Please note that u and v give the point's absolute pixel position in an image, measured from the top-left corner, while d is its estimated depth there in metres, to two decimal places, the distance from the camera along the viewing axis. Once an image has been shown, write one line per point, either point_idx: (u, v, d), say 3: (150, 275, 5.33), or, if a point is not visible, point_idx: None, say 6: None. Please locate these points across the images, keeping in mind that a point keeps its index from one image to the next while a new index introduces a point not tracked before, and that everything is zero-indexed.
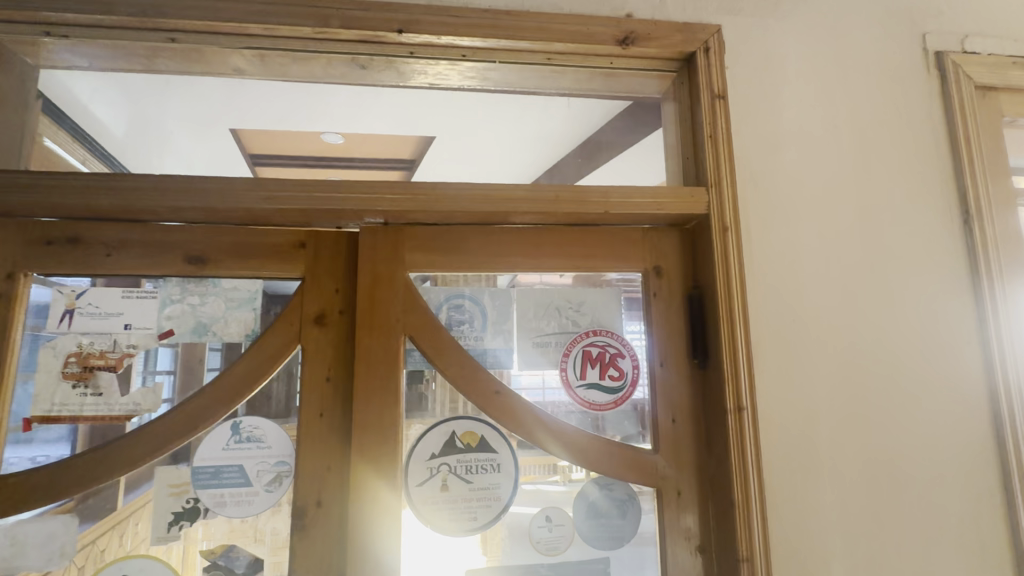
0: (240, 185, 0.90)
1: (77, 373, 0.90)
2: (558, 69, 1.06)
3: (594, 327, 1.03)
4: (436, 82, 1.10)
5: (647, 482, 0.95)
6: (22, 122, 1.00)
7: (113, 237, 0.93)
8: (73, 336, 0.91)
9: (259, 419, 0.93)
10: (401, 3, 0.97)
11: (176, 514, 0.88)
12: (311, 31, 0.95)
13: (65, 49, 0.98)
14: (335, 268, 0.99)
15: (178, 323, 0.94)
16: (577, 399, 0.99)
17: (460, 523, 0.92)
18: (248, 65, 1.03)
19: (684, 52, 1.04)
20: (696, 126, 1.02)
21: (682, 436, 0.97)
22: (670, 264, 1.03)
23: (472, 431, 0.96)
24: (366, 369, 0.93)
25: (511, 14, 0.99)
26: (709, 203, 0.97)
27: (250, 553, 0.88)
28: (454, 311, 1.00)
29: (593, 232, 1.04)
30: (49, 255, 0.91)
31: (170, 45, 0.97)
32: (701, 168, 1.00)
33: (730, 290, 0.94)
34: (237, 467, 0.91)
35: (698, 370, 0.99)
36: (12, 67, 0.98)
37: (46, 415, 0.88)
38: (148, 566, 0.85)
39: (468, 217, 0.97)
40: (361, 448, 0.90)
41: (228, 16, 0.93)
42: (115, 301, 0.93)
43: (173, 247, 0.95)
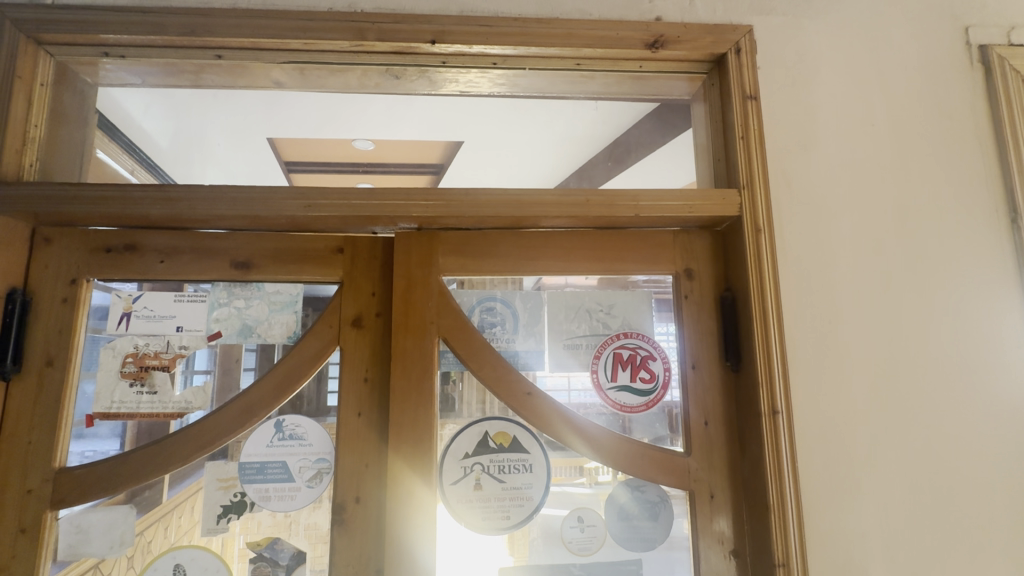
0: (283, 193, 0.94)
1: (134, 372, 0.96)
2: (587, 74, 1.08)
3: (625, 330, 1.03)
4: (467, 90, 1.13)
5: (679, 485, 0.95)
6: (82, 137, 1.07)
7: (165, 244, 0.99)
8: (131, 338, 0.97)
9: (300, 418, 0.97)
10: (433, 14, 1.00)
11: (224, 507, 0.92)
12: (348, 44, 0.99)
13: (121, 68, 1.04)
14: (372, 273, 1.03)
15: (225, 325, 0.99)
16: (608, 401, 1.00)
17: (493, 521, 0.94)
18: (288, 78, 1.08)
19: (714, 53, 1.03)
20: (727, 127, 1.02)
21: (715, 439, 0.97)
22: (701, 266, 1.03)
23: (504, 431, 0.98)
24: (402, 370, 0.96)
25: (541, 21, 1.00)
26: (742, 205, 0.96)
27: (293, 545, 0.92)
28: (486, 313, 1.02)
29: (623, 236, 1.05)
30: (108, 261, 0.97)
31: (216, 62, 1.02)
32: (733, 169, 0.99)
33: (763, 292, 0.93)
34: (280, 464, 0.95)
35: (730, 373, 0.99)
36: (74, 86, 1.05)
37: (106, 411, 0.94)
38: (200, 555, 0.90)
39: (498, 222, 0.99)
40: (397, 447, 0.93)
41: (270, 33, 0.97)
42: (167, 304, 0.99)
43: (220, 253, 1.00)
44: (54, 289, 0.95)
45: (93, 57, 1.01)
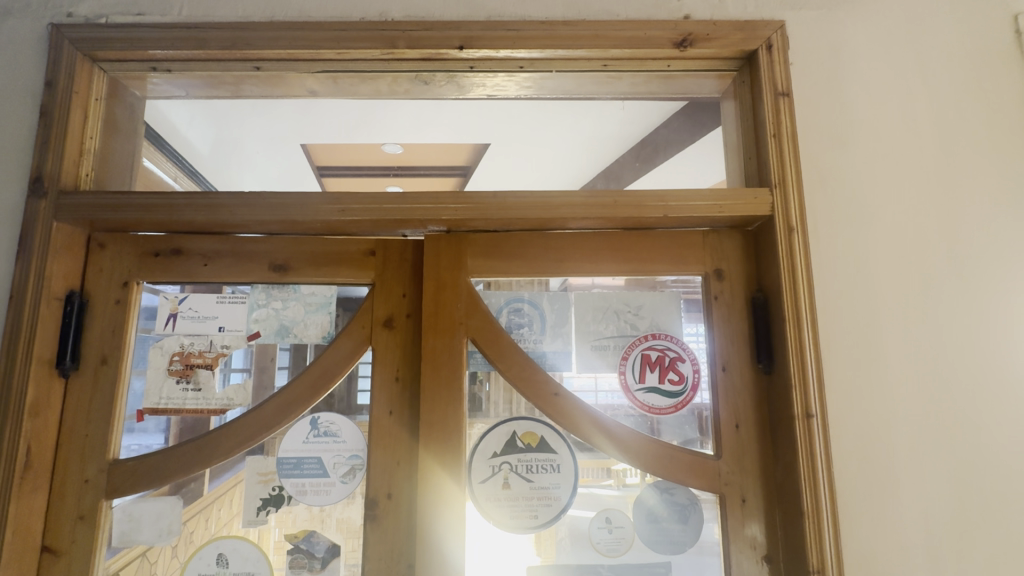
0: (317, 198, 0.97)
1: (180, 370, 1.01)
2: (614, 74, 1.07)
3: (653, 331, 1.03)
4: (494, 93, 1.14)
5: (709, 488, 0.94)
6: (132, 147, 1.14)
7: (208, 248, 1.04)
8: (177, 337, 1.02)
9: (335, 415, 1.00)
10: (461, 20, 1.01)
11: (263, 500, 0.96)
12: (379, 52, 1.02)
13: (167, 81, 1.10)
14: (402, 275, 1.05)
15: (264, 325, 1.03)
16: (636, 402, 0.99)
17: (521, 520, 0.95)
18: (322, 87, 1.11)
19: (745, 50, 1.01)
20: (758, 125, 1.00)
21: (746, 443, 0.95)
22: (732, 266, 1.02)
23: (532, 431, 0.99)
24: (432, 370, 0.98)
25: (567, 24, 1.01)
26: (774, 204, 0.95)
27: (328, 538, 0.95)
28: (513, 314, 1.04)
29: (650, 236, 1.04)
30: (156, 265, 1.03)
31: (255, 73, 1.07)
32: (765, 168, 0.97)
33: (797, 293, 0.91)
34: (316, 459, 0.98)
35: (762, 375, 0.97)
36: (125, 100, 1.11)
37: (155, 407, 0.99)
38: (241, 545, 0.94)
39: (526, 224, 1.00)
40: (427, 445, 0.95)
41: (305, 44, 1.01)
42: (210, 306, 1.03)
43: (259, 256, 1.04)
44: (107, 291, 1.01)
45: (141, 72, 1.07)
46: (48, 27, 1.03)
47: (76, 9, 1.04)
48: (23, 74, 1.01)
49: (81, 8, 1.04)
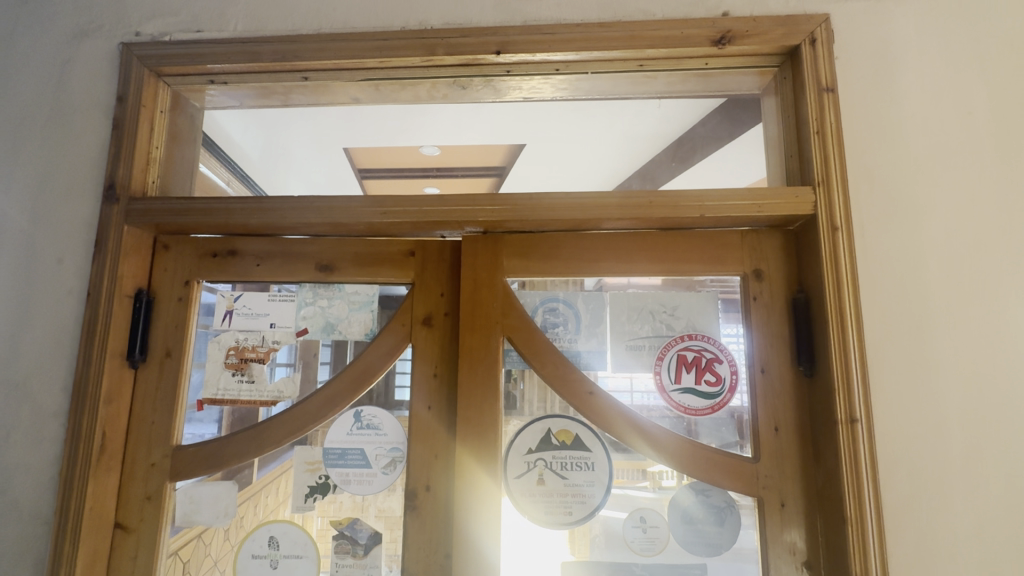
0: (360, 202, 1.01)
1: (236, 363, 1.08)
2: (650, 74, 1.07)
3: (689, 332, 1.02)
4: (530, 96, 1.16)
5: (747, 491, 0.93)
6: (192, 155, 1.22)
7: (261, 249, 1.10)
8: (232, 333, 1.09)
9: (377, 409, 1.05)
10: (498, 26, 1.04)
11: (311, 487, 1.01)
12: (419, 59, 1.05)
13: (223, 92, 1.18)
14: (440, 274, 1.08)
15: (311, 322, 1.09)
16: (672, 403, 0.99)
17: (555, 516, 0.97)
18: (364, 94, 1.16)
19: (787, 45, 0.99)
20: (800, 122, 0.98)
21: (786, 446, 0.93)
22: (772, 267, 1.00)
23: (566, 429, 1.00)
24: (469, 367, 1.01)
25: (603, 25, 1.01)
26: (816, 203, 0.92)
27: (371, 526, 1.00)
28: (549, 314, 1.05)
29: (686, 236, 1.04)
30: (214, 265, 1.10)
31: (303, 83, 1.13)
32: (807, 166, 0.95)
33: (841, 294, 0.88)
34: (359, 451, 1.03)
35: (804, 378, 0.95)
36: (185, 111, 1.20)
37: (213, 397, 1.07)
38: (290, 529, 1.00)
39: (562, 224, 1.02)
40: (464, 440, 0.98)
41: (350, 54, 1.05)
42: (263, 304, 1.10)
43: (306, 256, 1.10)
44: (171, 290, 1.09)
45: (201, 85, 1.15)
46: (119, 46, 1.12)
47: (144, 28, 1.12)
48: (98, 89, 1.10)
49: (147, 27, 1.12)
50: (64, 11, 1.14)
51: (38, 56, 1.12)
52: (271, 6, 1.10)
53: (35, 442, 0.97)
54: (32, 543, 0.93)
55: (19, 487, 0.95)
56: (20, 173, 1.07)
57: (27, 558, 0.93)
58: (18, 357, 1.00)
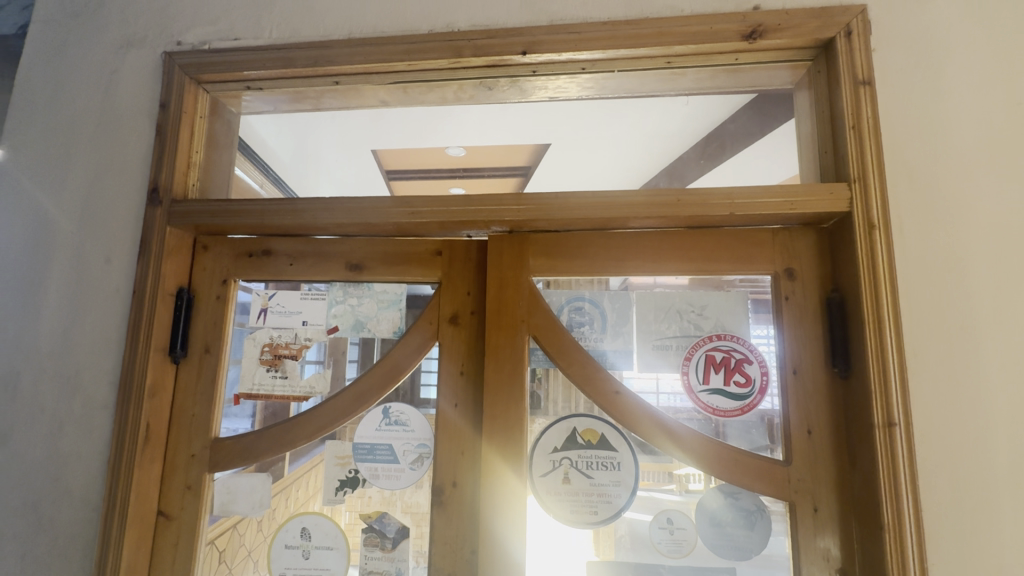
0: (389, 202, 1.04)
1: (270, 360, 1.11)
2: (678, 70, 1.06)
3: (718, 332, 1.01)
4: (556, 95, 1.16)
5: (778, 495, 0.91)
6: (229, 158, 1.27)
7: (294, 249, 1.14)
8: (267, 330, 1.13)
9: (404, 405, 1.07)
10: (524, 26, 1.04)
11: (341, 481, 1.04)
12: (446, 61, 1.07)
13: (258, 98, 1.22)
14: (466, 273, 1.10)
15: (342, 320, 1.12)
16: (700, 404, 0.98)
17: (581, 515, 0.97)
18: (393, 96, 1.19)
19: (821, 38, 0.96)
20: (835, 117, 0.95)
21: (820, 449, 0.91)
22: (804, 266, 0.97)
23: (592, 429, 1.00)
24: (495, 365, 1.02)
25: (630, 23, 1.01)
26: (852, 199, 0.90)
27: (398, 520, 1.02)
28: (575, 313, 1.05)
29: (714, 235, 1.02)
30: (250, 264, 1.14)
31: (334, 87, 1.16)
32: (842, 162, 0.92)
33: (879, 293, 0.86)
34: (387, 446, 1.05)
35: (838, 380, 0.92)
36: (223, 116, 1.24)
37: (249, 391, 1.11)
38: (321, 522, 1.03)
39: (588, 224, 1.01)
40: (490, 438, 0.99)
41: (379, 57, 1.08)
42: (295, 302, 1.13)
43: (337, 256, 1.13)
44: (210, 288, 1.13)
45: (237, 91, 1.19)
46: (162, 55, 1.17)
47: (185, 37, 1.17)
48: (143, 97, 1.15)
49: (189, 36, 1.17)
50: (113, 23, 1.21)
51: (88, 67, 1.19)
52: (305, 13, 1.14)
53: (85, 432, 1.02)
54: (83, 529, 0.98)
55: (71, 475, 1.01)
56: (72, 177, 1.13)
57: (78, 542, 0.98)
58: (70, 352, 1.05)
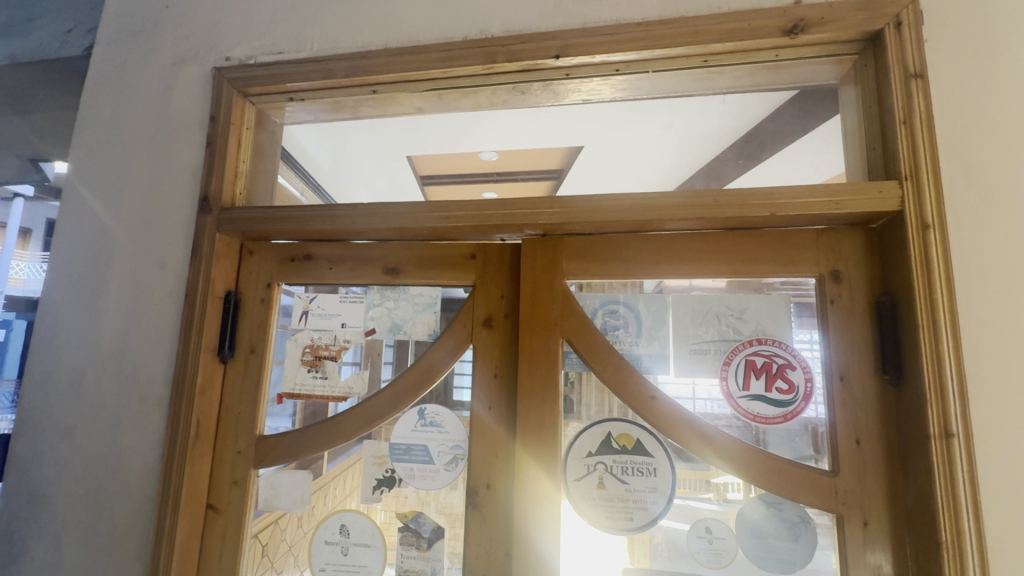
0: (425, 207, 1.05)
1: (311, 361, 1.15)
2: (714, 69, 1.04)
3: (758, 336, 0.98)
4: (589, 97, 1.16)
5: (824, 507, 0.87)
6: (273, 166, 1.32)
7: (333, 254, 1.18)
8: (308, 332, 1.17)
9: (439, 407, 1.08)
10: (558, 30, 1.04)
11: (378, 480, 1.06)
12: (480, 67, 1.08)
13: (300, 108, 1.27)
14: (500, 277, 1.11)
15: (378, 323, 1.15)
16: (739, 410, 0.95)
17: (616, 521, 0.95)
18: (428, 103, 1.21)
19: (868, 31, 0.92)
20: (884, 113, 0.91)
21: (869, 460, 0.87)
22: (851, 268, 0.94)
23: (627, 434, 0.99)
24: (529, 368, 1.02)
25: (665, 23, 0.99)
26: (903, 198, 0.85)
27: (434, 521, 1.03)
28: (609, 316, 1.04)
29: (754, 236, 0.99)
30: (293, 269, 1.19)
31: (372, 96, 1.19)
32: (892, 159, 0.88)
33: (933, 297, 0.81)
34: (423, 447, 1.06)
35: (889, 388, 0.88)
36: (268, 127, 1.30)
37: (291, 391, 1.15)
38: (359, 519, 1.05)
39: (622, 226, 1.01)
40: (524, 441, 0.99)
41: (414, 65, 1.10)
42: (335, 305, 1.17)
43: (375, 260, 1.16)
44: (255, 291, 1.18)
45: (281, 102, 1.24)
46: (212, 70, 1.23)
47: (233, 53, 1.23)
48: (194, 111, 1.22)
49: (236, 52, 1.23)
50: (168, 42, 1.28)
51: (145, 84, 1.26)
52: (344, 26, 1.18)
53: (142, 427, 1.08)
54: (139, 519, 1.04)
55: (129, 468, 1.07)
56: (131, 188, 1.20)
57: (135, 531, 1.04)
58: (129, 351, 1.12)
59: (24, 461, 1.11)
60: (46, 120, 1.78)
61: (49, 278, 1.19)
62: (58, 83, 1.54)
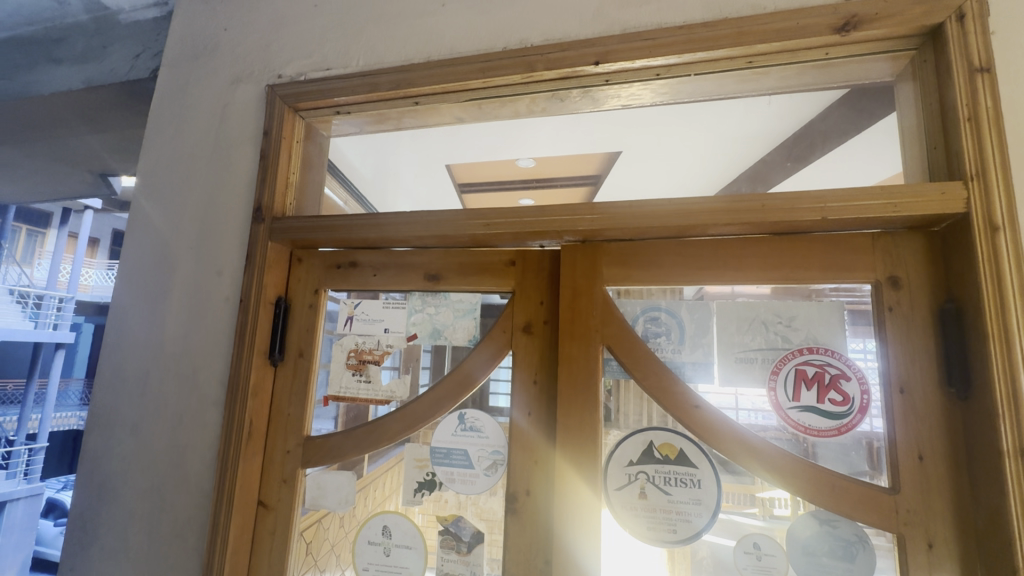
0: (465, 215, 1.07)
1: (356, 364, 1.19)
2: (759, 70, 1.01)
3: (809, 345, 0.94)
4: (629, 102, 1.16)
5: (884, 526, 0.82)
6: (320, 176, 1.38)
7: (377, 261, 1.22)
8: (353, 337, 1.21)
9: (480, 412, 1.09)
10: (597, 37, 1.05)
11: (419, 483, 1.08)
12: (519, 77, 1.09)
13: (346, 121, 1.32)
14: (540, 283, 1.11)
15: (420, 328, 1.17)
16: (789, 421, 0.91)
17: (658, 532, 0.93)
18: (468, 112, 1.24)
19: (928, 24, 0.88)
20: (945, 110, 0.86)
21: (933, 478, 0.82)
22: (910, 274, 0.89)
23: (670, 443, 0.96)
24: (569, 375, 1.01)
25: (707, 25, 0.98)
26: (969, 201, 0.80)
27: (474, 525, 1.04)
28: (650, 323, 1.03)
29: (803, 241, 0.96)
30: (339, 275, 1.23)
31: (414, 107, 1.23)
32: (956, 159, 0.83)
33: (1005, 305, 0.76)
34: (463, 451, 1.08)
35: (956, 401, 0.82)
36: (316, 140, 1.36)
37: (337, 394, 1.18)
38: (400, 521, 1.07)
39: (663, 232, 0.99)
40: (564, 448, 0.99)
41: (455, 76, 1.13)
42: (378, 310, 1.21)
43: (416, 266, 1.19)
44: (304, 297, 1.23)
45: (328, 115, 1.29)
46: (265, 87, 1.30)
47: (285, 70, 1.30)
48: (249, 126, 1.29)
49: (288, 69, 1.29)
50: (225, 62, 1.36)
51: (205, 101, 1.34)
52: (388, 41, 1.22)
53: (200, 426, 1.14)
54: (197, 513, 1.10)
55: (188, 463, 1.13)
56: (192, 200, 1.28)
57: (193, 524, 1.10)
58: (188, 353, 1.19)
59: (95, 454, 1.19)
60: (115, 137, 1.92)
61: (119, 284, 1.28)
62: (127, 103, 1.67)
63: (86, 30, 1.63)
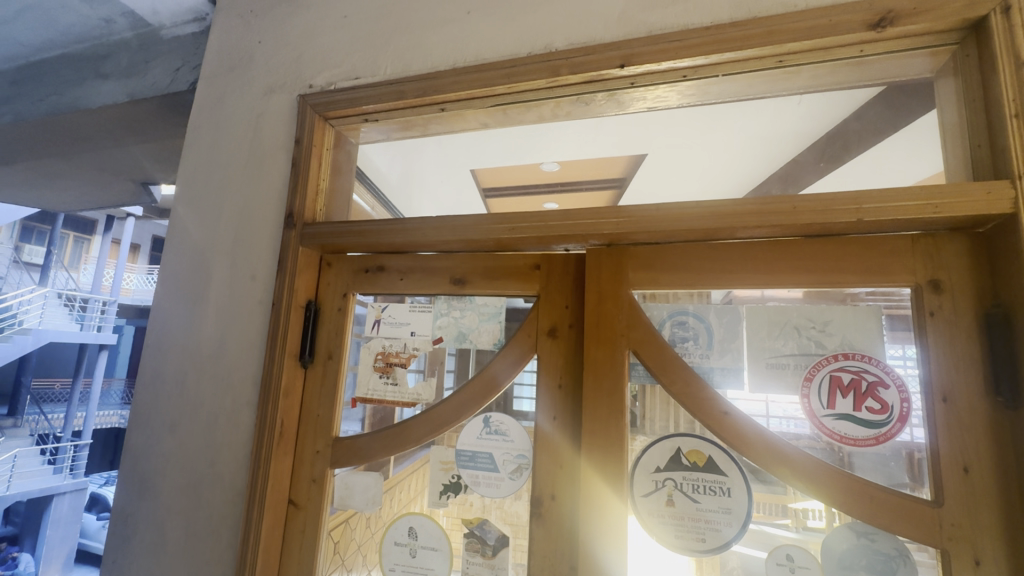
0: (490, 219, 1.08)
1: (383, 367, 1.21)
2: (790, 69, 0.99)
3: (844, 350, 0.91)
4: (654, 104, 1.15)
5: (926, 541, 0.79)
6: (349, 182, 1.41)
7: (404, 265, 1.24)
8: (380, 340, 1.23)
9: (504, 416, 1.09)
10: (623, 40, 1.04)
11: (445, 485, 1.09)
12: (544, 81, 1.10)
13: (374, 128, 1.35)
14: (565, 287, 1.11)
15: (445, 331, 1.18)
16: (823, 429, 0.89)
17: (686, 541, 0.91)
18: (493, 118, 1.25)
19: (971, 17, 0.84)
20: (990, 106, 0.83)
21: (980, 491, 0.78)
22: (952, 277, 0.85)
23: (698, 450, 0.95)
24: (595, 379, 1.01)
25: (735, 25, 0.96)
26: (1018, 201, 0.77)
27: (498, 529, 1.04)
28: (678, 327, 1.01)
29: (836, 243, 0.93)
30: (366, 280, 1.26)
31: (440, 113, 1.24)
32: (1003, 157, 0.80)
33: None
34: (488, 455, 1.08)
35: (1004, 411, 0.78)
36: (345, 147, 1.40)
37: (365, 396, 1.21)
38: (426, 523, 1.08)
39: (690, 235, 0.98)
40: (590, 453, 0.98)
41: (480, 82, 1.14)
42: (405, 314, 1.22)
43: (442, 270, 1.20)
44: (333, 301, 1.26)
45: (357, 123, 1.33)
46: (297, 97, 1.34)
47: (315, 80, 1.33)
48: (282, 135, 1.33)
49: (318, 79, 1.33)
50: (259, 73, 1.41)
51: (240, 111, 1.40)
52: (415, 49, 1.24)
53: (234, 425, 1.18)
54: (231, 509, 1.13)
55: (222, 461, 1.17)
56: (227, 207, 1.33)
57: (227, 521, 1.13)
58: (224, 355, 1.23)
59: (137, 451, 1.25)
60: (157, 147, 2.02)
61: (159, 288, 1.34)
62: (168, 115, 1.74)
63: (131, 46, 1.71)
